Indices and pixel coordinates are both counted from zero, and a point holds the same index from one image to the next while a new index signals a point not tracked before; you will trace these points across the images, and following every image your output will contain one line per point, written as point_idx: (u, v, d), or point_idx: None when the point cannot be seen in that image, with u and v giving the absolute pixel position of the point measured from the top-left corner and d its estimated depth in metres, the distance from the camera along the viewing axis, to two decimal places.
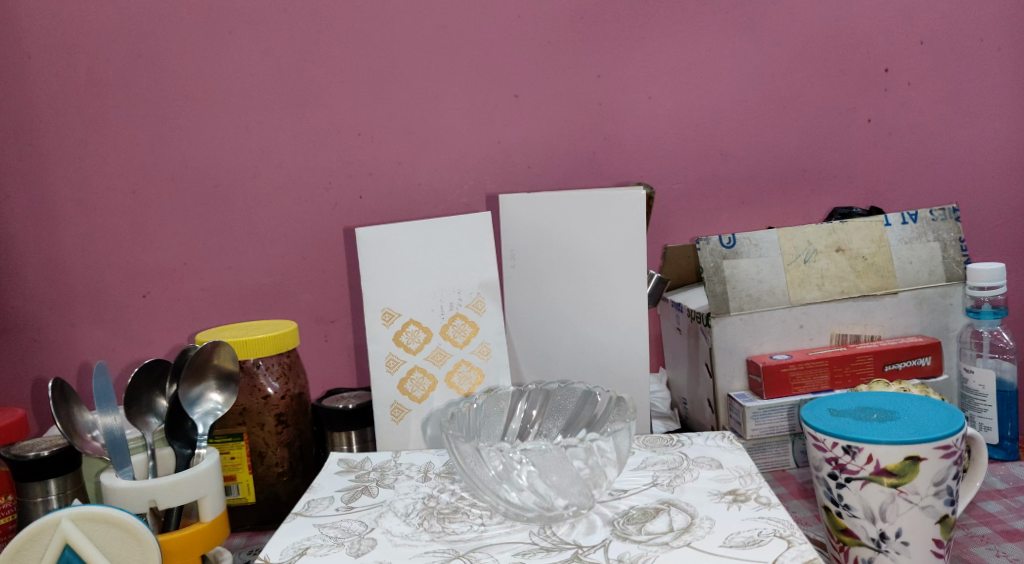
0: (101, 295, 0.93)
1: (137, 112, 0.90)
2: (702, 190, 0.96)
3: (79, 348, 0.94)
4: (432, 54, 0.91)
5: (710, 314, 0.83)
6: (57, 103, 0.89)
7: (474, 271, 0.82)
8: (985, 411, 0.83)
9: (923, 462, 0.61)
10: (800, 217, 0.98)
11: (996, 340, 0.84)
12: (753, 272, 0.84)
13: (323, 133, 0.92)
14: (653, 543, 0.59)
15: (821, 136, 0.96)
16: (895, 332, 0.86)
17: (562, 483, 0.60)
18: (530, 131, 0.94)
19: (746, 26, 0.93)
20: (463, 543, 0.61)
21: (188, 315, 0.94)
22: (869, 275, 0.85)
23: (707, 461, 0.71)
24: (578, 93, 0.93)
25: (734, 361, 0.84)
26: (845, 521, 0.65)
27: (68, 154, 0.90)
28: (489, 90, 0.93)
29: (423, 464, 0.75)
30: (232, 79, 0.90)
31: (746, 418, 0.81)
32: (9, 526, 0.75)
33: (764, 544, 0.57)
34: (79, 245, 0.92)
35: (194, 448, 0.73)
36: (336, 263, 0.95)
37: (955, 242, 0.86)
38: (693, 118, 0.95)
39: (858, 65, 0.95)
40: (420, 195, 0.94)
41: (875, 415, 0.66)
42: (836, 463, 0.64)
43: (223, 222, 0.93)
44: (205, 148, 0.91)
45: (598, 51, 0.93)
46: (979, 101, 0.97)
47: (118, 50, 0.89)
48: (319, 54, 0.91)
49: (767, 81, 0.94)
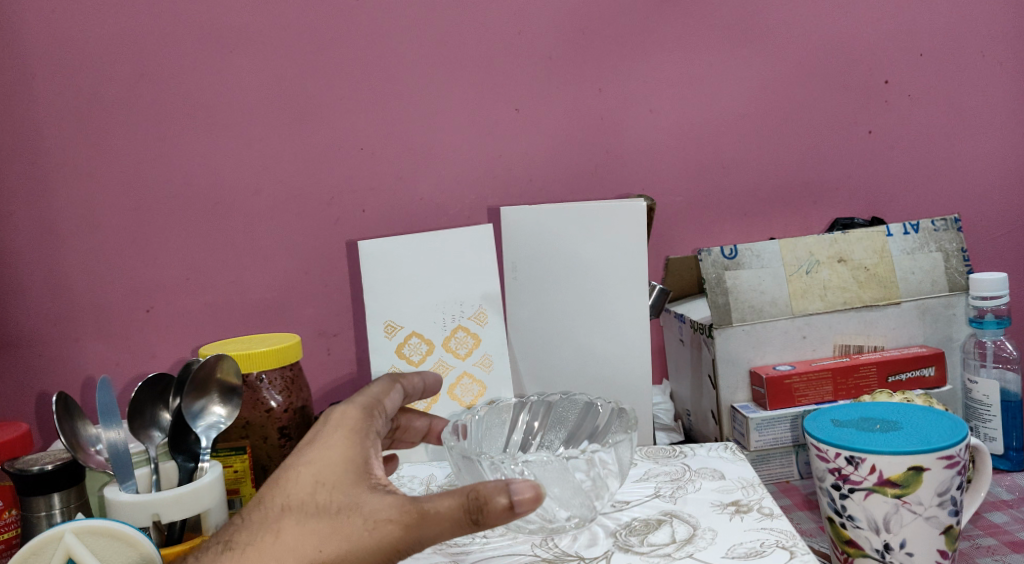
0: (105, 310, 0.94)
1: (141, 128, 0.91)
2: (703, 202, 0.97)
3: (83, 362, 0.94)
4: (433, 68, 0.92)
5: (712, 325, 0.83)
6: (62, 120, 0.90)
7: (475, 283, 0.82)
8: (989, 422, 0.83)
9: (925, 472, 0.61)
10: (801, 228, 0.98)
11: (1000, 350, 0.85)
12: (755, 284, 0.84)
13: (326, 148, 0.93)
14: (654, 554, 0.59)
15: (821, 147, 0.96)
16: (898, 343, 0.86)
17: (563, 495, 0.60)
18: (531, 145, 0.94)
19: (746, 39, 0.94)
20: (465, 555, 0.61)
21: (191, 329, 0.95)
22: (871, 285, 0.85)
23: (709, 472, 0.71)
24: (579, 107, 0.94)
25: (737, 373, 0.84)
26: (848, 532, 0.65)
27: (72, 170, 0.91)
28: (490, 104, 0.93)
29: (426, 476, 0.75)
30: (234, 96, 0.91)
31: (749, 429, 0.81)
32: (14, 541, 0.75)
33: (766, 555, 0.57)
34: (83, 261, 0.93)
35: (197, 462, 0.73)
36: (339, 276, 0.95)
37: (957, 252, 0.86)
38: (693, 130, 0.95)
39: (857, 77, 0.95)
40: (423, 208, 0.95)
41: (877, 425, 0.66)
42: (838, 474, 0.64)
43: (226, 237, 0.93)
44: (208, 164, 0.92)
45: (598, 65, 0.93)
46: (980, 111, 0.97)
47: (122, 67, 0.90)
48: (322, 71, 0.91)
49: (767, 93, 0.95)
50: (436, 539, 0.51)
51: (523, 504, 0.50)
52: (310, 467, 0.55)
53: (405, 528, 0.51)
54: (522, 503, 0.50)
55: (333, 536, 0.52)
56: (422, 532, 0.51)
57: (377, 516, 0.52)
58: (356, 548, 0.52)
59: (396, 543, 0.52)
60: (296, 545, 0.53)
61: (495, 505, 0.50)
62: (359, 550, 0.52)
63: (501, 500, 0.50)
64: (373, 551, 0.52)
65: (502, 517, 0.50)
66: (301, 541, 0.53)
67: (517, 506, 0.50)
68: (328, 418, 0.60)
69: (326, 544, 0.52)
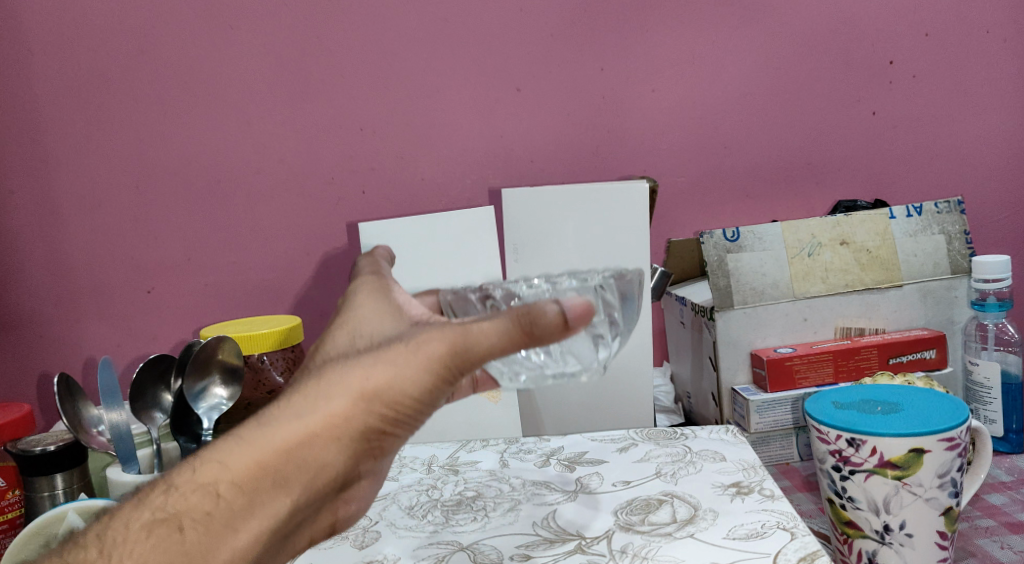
0: (106, 291, 0.94)
1: (139, 108, 0.90)
2: (706, 183, 0.96)
3: (84, 343, 0.94)
4: (434, 47, 0.91)
5: (714, 308, 0.83)
6: (59, 99, 0.90)
7: (477, 267, 0.82)
8: (990, 405, 0.83)
9: (927, 454, 0.61)
10: (804, 210, 0.98)
11: (1002, 333, 0.84)
12: (757, 266, 0.84)
13: (326, 128, 0.92)
14: (656, 533, 0.59)
15: (825, 128, 0.96)
16: (900, 326, 0.86)
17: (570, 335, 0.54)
18: (533, 125, 0.94)
19: (750, 18, 0.93)
20: (467, 534, 0.61)
21: (192, 310, 0.95)
22: (874, 268, 0.85)
23: (711, 454, 0.70)
24: (581, 87, 0.93)
25: (738, 355, 0.84)
26: (848, 513, 0.65)
27: (71, 150, 0.91)
28: (492, 84, 0.93)
29: (428, 457, 0.75)
30: (233, 74, 0.90)
31: (749, 411, 0.81)
32: (17, 521, 0.76)
33: (767, 536, 0.57)
34: (83, 241, 0.93)
35: (199, 443, 0.74)
36: (341, 258, 0.95)
37: (960, 235, 0.85)
38: (696, 111, 0.94)
39: (862, 57, 0.95)
40: (423, 189, 0.94)
41: (878, 407, 0.66)
42: (839, 456, 0.64)
43: (226, 218, 0.93)
44: (207, 144, 0.92)
45: (601, 44, 0.92)
46: (985, 91, 0.96)
47: (120, 46, 0.89)
48: (322, 49, 0.91)
49: (771, 73, 0.94)
50: (492, 354, 0.49)
51: (576, 316, 0.48)
52: (342, 323, 0.54)
53: (456, 346, 0.50)
54: (576, 316, 0.48)
55: (382, 362, 0.50)
56: (473, 344, 0.49)
57: (425, 337, 0.50)
58: (407, 369, 0.50)
59: (450, 359, 0.50)
60: (341, 381, 0.50)
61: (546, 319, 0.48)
62: (411, 370, 0.50)
63: (551, 309, 0.47)
64: (428, 369, 0.50)
65: (557, 334, 0.48)
66: (344, 378, 0.50)
67: (569, 315, 0.48)
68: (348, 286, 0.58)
69: (371, 374, 0.50)
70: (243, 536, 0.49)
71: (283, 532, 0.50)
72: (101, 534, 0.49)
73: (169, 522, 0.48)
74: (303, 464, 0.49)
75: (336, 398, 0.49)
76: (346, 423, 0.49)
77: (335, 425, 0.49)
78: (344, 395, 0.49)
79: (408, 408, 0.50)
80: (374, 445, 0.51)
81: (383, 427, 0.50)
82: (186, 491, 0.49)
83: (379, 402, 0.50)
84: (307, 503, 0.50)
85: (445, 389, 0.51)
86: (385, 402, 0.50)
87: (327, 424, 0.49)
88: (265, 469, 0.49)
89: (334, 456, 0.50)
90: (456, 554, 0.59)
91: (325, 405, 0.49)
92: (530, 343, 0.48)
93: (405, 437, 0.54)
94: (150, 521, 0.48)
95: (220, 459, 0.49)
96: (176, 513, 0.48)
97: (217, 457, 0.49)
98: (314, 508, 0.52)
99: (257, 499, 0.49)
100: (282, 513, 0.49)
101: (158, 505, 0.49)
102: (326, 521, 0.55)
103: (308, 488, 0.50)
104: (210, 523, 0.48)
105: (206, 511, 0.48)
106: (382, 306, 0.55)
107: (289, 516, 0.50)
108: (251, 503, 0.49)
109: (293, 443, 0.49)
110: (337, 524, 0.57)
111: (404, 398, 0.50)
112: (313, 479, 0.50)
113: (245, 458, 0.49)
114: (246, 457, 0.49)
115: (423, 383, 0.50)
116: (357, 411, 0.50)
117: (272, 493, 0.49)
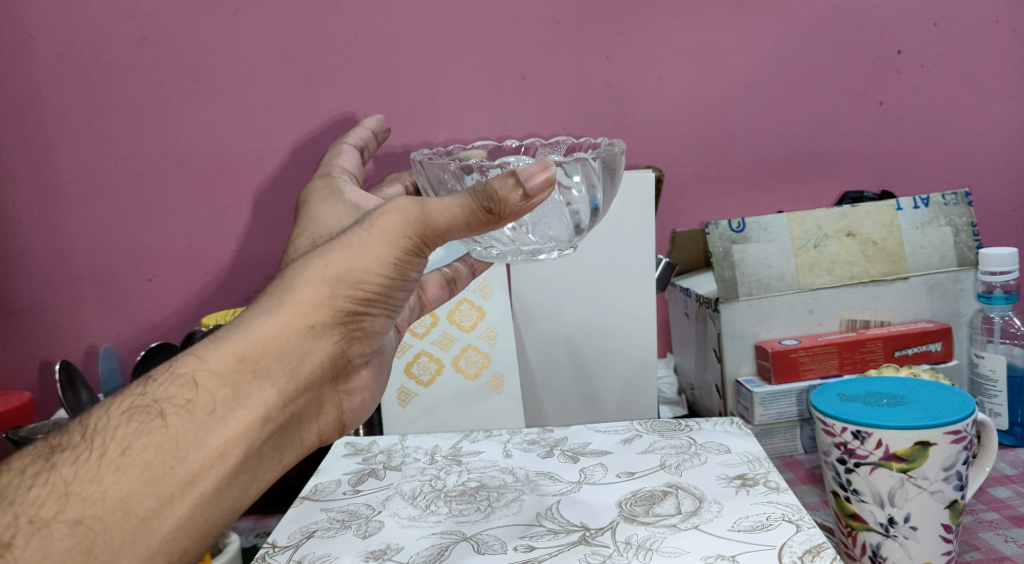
0: (107, 280, 0.94)
1: (140, 95, 0.90)
2: (711, 174, 0.96)
3: (86, 330, 0.95)
4: (436, 35, 0.90)
5: (719, 299, 0.82)
6: (60, 87, 0.89)
7: None
8: (995, 397, 0.82)
9: (933, 447, 0.61)
10: (810, 201, 0.97)
11: (1008, 326, 0.83)
12: (762, 257, 0.83)
13: (328, 116, 0.91)
14: (660, 525, 0.59)
15: (831, 118, 0.95)
16: (906, 317, 0.85)
17: (547, 210, 0.58)
18: (537, 114, 0.93)
19: (756, 7, 0.92)
20: (470, 525, 0.61)
21: (192, 298, 0.95)
22: (880, 259, 0.84)
23: (715, 446, 0.69)
24: (586, 76, 0.92)
25: (742, 347, 0.84)
26: (853, 506, 0.65)
27: (72, 138, 0.91)
28: (496, 73, 0.92)
29: (431, 447, 0.74)
30: (235, 61, 0.90)
31: (754, 403, 0.81)
32: None
33: (772, 529, 0.57)
34: (84, 229, 0.93)
35: None
36: None
37: (967, 226, 0.84)
38: (702, 101, 0.94)
39: (870, 46, 0.93)
40: None
41: (884, 400, 0.66)
42: (844, 448, 0.64)
43: (227, 206, 0.93)
44: (208, 132, 0.91)
45: (606, 33, 0.91)
46: (994, 82, 0.95)
47: (120, 32, 0.89)
48: (324, 36, 0.90)
49: (777, 63, 0.93)
50: (452, 225, 0.51)
51: (535, 189, 0.50)
52: (301, 229, 0.60)
53: (415, 218, 0.52)
54: (534, 184, 0.50)
55: (342, 246, 0.53)
56: (429, 216, 0.52)
57: (381, 214, 0.53)
58: (371, 250, 0.53)
59: (408, 230, 0.52)
60: (306, 270, 0.53)
61: (503, 193, 0.50)
62: (375, 250, 0.53)
63: (507, 181, 0.49)
64: (387, 245, 0.53)
65: (516, 206, 0.50)
66: (308, 267, 0.53)
67: (529, 187, 0.50)
68: (303, 197, 0.64)
69: (334, 258, 0.53)
70: (230, 424, 0.50)
71: (274, 421, 0.53)
72: (88, 422, 0.51)
73: (150, 409, 0.50)
74: (284, 351, 0.52)
75: (304, 285, 0.52)
76: (318, 307, 0.52)
77: (306, 309, 0.52)
78: (311, 281, 0.52)
79: (377, 285, 0.53)
80: (353, 328, 0.55)
81: (355, 307, 0.53)
82: (166, 383, 0.51)
83: (345, 284, 0.53)
84: (292, 391, 0.53)
85: (411, 266, 0.54)
86: (354, 281, 0.53)
87: (298, 312, 0.52)
88: (243, 359, 0.51)
89: (313, 341, 0.53)
90: (459, 545, 0.59)
91: (296, 293, 0.52)
92: (491, 219, 0.51)
93: (384, 323, 0.57)
94: (131, 407, 0.50)
95: (200, 354, 0.52)
96: (156, 400, 0.50)
97: (196, 352, 0.52)
98: (304, 400, 0.55)
99: (240, 389, 0.51)
100: (269, 400, 0.52)
101: (137, 395, 0.51)
102: (327, 418, 0.60)
103: (291, 374, 0.53)
104: (194, 410, 0.50)
105: (188, 398, 0.50)
106: (337, 209, 0.60)
107: (276, 403, 0.52)
108: (236, 393, 0.51)
109: (271, 334, 0.51)
110: (341, 423, 0.61)
111: (368, 276, 0.53)
112: (294, 366, 0.53)
113: (222, 352, 0.51)
114: (224, 350, 0.51)
115: (388, 260, 0.53)
116: (325, 295, 0.52)
117: (256, 383, 0.51)
